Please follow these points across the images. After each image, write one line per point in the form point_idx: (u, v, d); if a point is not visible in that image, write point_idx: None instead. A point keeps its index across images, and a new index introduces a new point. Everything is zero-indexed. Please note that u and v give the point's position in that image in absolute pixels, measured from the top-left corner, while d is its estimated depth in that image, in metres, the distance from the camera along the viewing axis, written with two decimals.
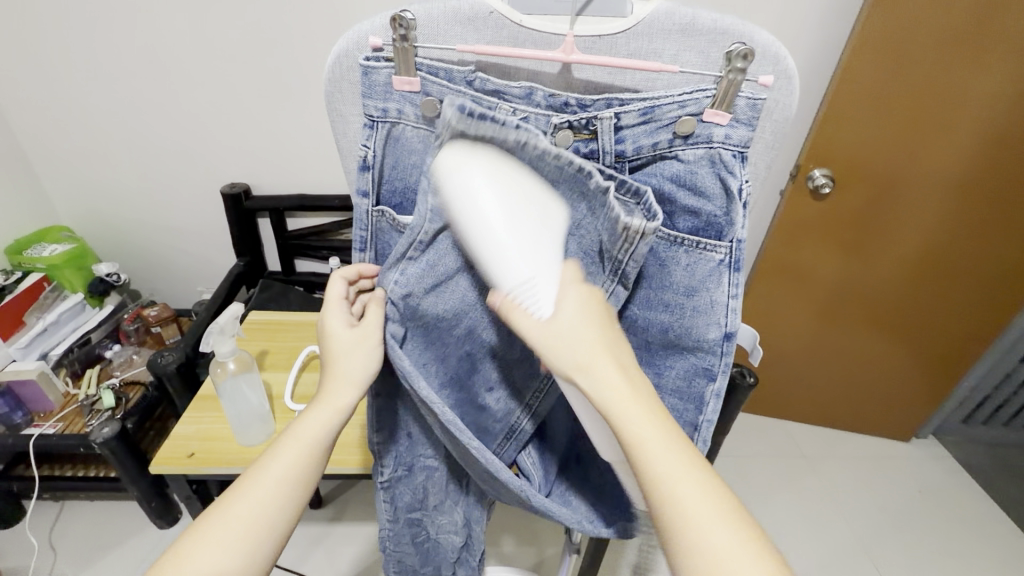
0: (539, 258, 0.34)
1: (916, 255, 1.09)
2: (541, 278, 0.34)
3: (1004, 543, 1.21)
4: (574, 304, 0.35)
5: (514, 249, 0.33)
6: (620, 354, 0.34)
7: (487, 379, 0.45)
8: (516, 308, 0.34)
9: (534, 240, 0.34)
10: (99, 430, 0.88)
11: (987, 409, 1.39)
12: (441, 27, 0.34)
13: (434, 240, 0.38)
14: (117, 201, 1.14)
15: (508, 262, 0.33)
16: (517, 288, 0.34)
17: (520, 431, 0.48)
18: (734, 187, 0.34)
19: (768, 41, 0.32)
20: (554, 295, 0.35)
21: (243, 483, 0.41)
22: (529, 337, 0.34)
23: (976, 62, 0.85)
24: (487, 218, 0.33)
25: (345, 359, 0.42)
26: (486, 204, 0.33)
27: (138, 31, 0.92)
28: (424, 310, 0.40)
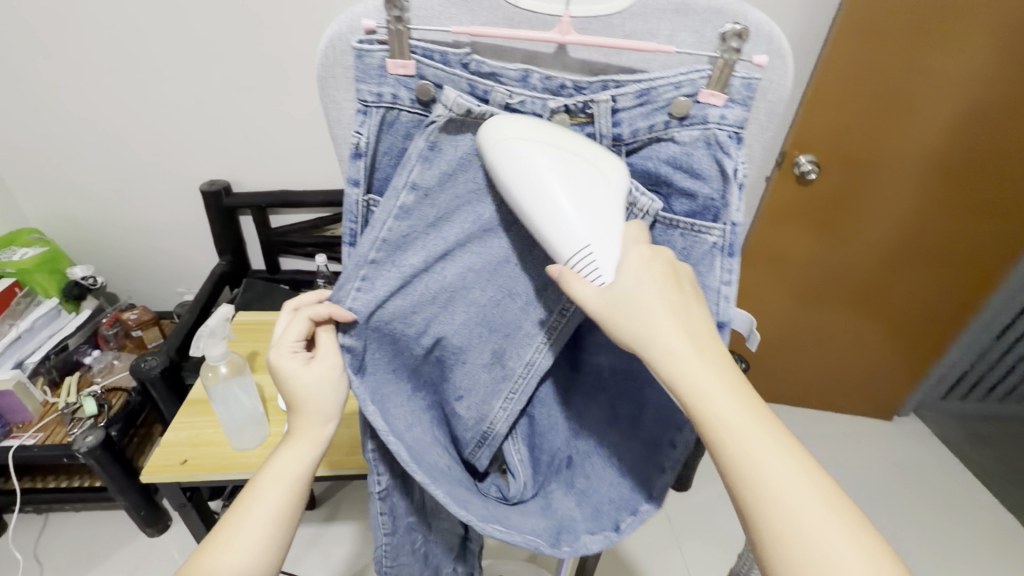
0: (597, 223, 0.33)
1: (887, 242, 1.12)
2: (597, 242, 0.33)
3: (977, 512, 1.27)
4: (636, 263, 0.34)
5: (565, 211, 0.32)
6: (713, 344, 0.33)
7: (458, 387, 0.45)
8: (574, 277, 0.33)
9: (596, 203, 0.33)
10: (82, 439, 0.86)
11: (963, 384, 1.44)
12: (435, 9, 0.33)
13: (402, 239, 0.38)
14: (89, 201, 1.10)
15: (563, 227, 0.32)
16: (574, 255, 0.33)
17: (493, 438, 0.46)
18: (730, 168, 0.34)
19: (760, 20, 0.32)
20: (614, 261, 0.33)
21: (229, 521, 0.42)
22: (589, 307, 0.33)
23: (952, 45, 0.87)
24: (540, 179, 0.32)
25: (314, 393, 0.43)
26: (535, 168, 0.32)
27: (105, 24, 0.88)
28: (386, 320, 0.39)
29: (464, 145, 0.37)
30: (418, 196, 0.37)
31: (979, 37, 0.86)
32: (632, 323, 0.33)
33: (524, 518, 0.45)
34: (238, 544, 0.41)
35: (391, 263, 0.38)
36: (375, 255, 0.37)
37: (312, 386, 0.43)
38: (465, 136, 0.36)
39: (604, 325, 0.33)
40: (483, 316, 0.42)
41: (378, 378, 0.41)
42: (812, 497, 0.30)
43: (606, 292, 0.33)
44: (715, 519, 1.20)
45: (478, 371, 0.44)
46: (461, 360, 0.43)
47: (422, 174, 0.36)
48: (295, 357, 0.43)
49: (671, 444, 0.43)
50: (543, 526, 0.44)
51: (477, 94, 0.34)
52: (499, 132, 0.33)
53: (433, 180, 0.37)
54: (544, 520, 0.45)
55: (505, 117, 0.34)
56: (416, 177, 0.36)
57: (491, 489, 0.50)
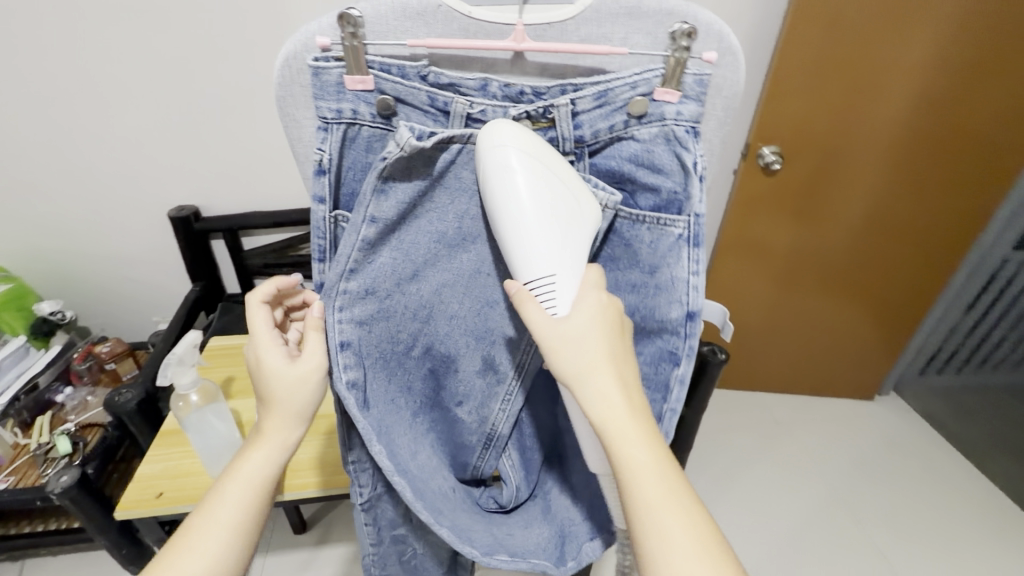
0: (565, 253, 0.35)
1: (867, 216, 1.15)
2: (561, 274, 0.35)
3: (961, 483, 1.30)
4: (592, 309, 0.35)
5: (540, 237, 0.34)
6: (622, 367, 0.35)
7: (455, 394, 0.45)
8: (530, 301, 0.34)
9: (568, 239, 0.35)
10: (57, 480, 0.82)
11: (939, 359, 1.49)
12: (390, 24, 0.33)
13: (366, 266, 0.37)
14: (53, 232, 1.07)
15: (530, 252, 0.34)
16: (535, 279, 0.35)
17: (497, 438, 0.47)
18: (690, 162, 0.35)
19: (709, 19, 0.33)
20: (573, 295, 0.35)
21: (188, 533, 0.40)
22: (538, 334, 0.34)
23: (902, 33, 0.91)
24: (519, 201, 0.33)
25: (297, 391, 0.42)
26: (524, 186, 0.33)
27: (62, 53, 0.86)
28: (376, 344, 0.40)
29: (413, 177, 0.36)
30: (378, 228, 0.36)
31: (925, 18, 0.89)
32: (572, 364, 0.34)
33: (528, 531, 0.48)
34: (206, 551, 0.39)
35: (368, 294, 0.38)
36: (354, 284, 0.37)
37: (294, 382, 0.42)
38: (416, 172, 0.36)
39: (548, 354, 0.34)
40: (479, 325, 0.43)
41: (381, 410, 0.40)
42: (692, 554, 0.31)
43: (558, 324, 0.34)
44: (711, 509, 1.21)
45: (473, 377, 0.45)
46: (452, 368, 0.44)
47: (380, 208, 0.35)
48: (275, 353, 0.43)
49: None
50: (545, 537, 0.48)
51: (437, 106, 0.35)
52: (495, 138, 0.33)
53: (387, 208, 0.36)
54: (537, 526, 0.49)
55: (513, 126, 0.34)
56: (374, 211, 0.35)
57: (484, 499, 0.51)
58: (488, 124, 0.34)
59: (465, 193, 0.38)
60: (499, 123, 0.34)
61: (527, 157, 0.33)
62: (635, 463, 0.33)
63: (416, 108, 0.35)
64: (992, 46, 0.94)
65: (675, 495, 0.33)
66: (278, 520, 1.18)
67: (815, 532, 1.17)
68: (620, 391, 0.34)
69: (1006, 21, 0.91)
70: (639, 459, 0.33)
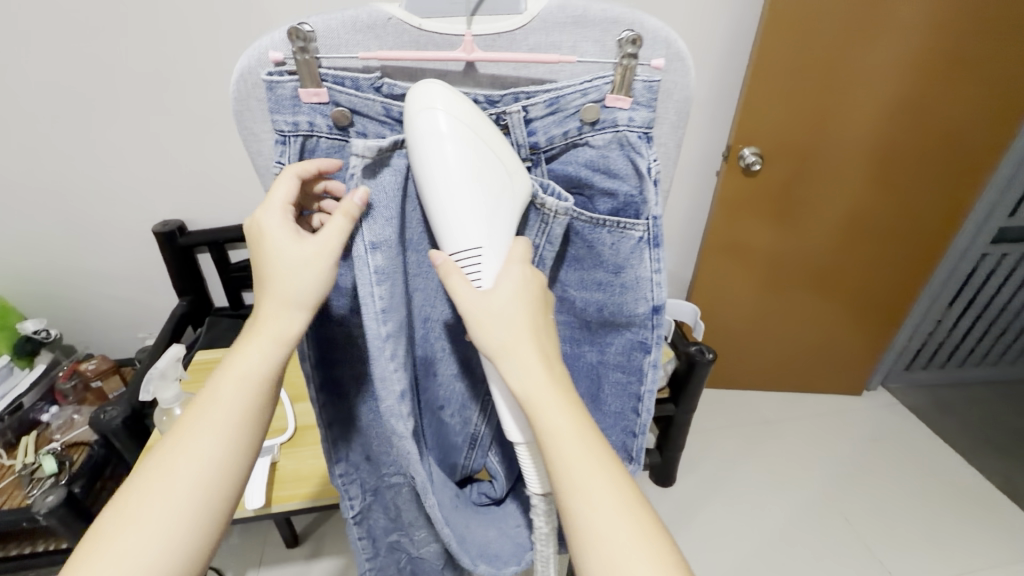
0: (492, 226, 0.35)
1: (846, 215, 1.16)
2: (489, 247, 0.35)
3: (952, 476, 1.31)
4: (516, 283, 0.35)
5: (471, 205, 0.34)
6: (543, 341, 0.36)
7: (437, 397, 0.48)
8: (456, 273, 0.35)
9: (498, 209, 0.34)
10: (43, 500, 0.81)
11: (924, 354, 1.52)
12: (342, 37, 0.34)
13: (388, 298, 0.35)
14: (35, 251, 1.06)
15: (458, 221, 0.34)
16: (461, 250, 0.35)
17: (480, 438, 0.51)
18: (644, 167, 0.36)
19: (656, 26, 0.34)
20: (498, 270, 0.35)
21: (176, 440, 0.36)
22: (464, 309, 0.35)
23: (874, 32, 0.92)
24: (448, 166, 0.33)
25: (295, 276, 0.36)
26: (452, 153, 0.33)
27: (37, 71, 0.86)
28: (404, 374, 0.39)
29: (387, 186, 0.35)
30: (385, 253, 0.35)
31: (895, 20, 0.91)
32: (496, 340, 0.35)
33: (510, 529, 0.52)
34: (202, 460, 0.36)
35: (396, 331, 0.36)
36: (389, 325, 0.35)
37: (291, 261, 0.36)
38: (385, 179, 0.35)
39: (471, 329, 0.35)
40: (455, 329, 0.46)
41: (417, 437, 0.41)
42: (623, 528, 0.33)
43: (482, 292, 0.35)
44: (703, 508, 1.21)
45: (452, 381, 0.47)
46: (432, 372, 0.46)
47: (377, 231, 0.35)
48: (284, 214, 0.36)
49: (635, 411, 0.44)
50: (522, 535, 0.51)
51: (393, 117, 0.36)
52: (424, 100, 0.33)
53: (387, 230, 0.35)
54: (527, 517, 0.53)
55: (443, 90, 0.34)
56: (373, 236, 0.35)
57: (477, 496, 0.54)
58: (414, 86, 0.34)
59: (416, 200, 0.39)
60: (427, 85, 0.34)
61: (457, 121, 0.33)
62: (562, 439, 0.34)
63: (372, 119, 0.36)
64: (962, 45, 0.95)
65: (604, 475, 0.34)
66: (270, 535, 1.17)
67: (806, 528, 1.18)
68: (542, 363, 0.35)
69: (976, 20, 0.93)
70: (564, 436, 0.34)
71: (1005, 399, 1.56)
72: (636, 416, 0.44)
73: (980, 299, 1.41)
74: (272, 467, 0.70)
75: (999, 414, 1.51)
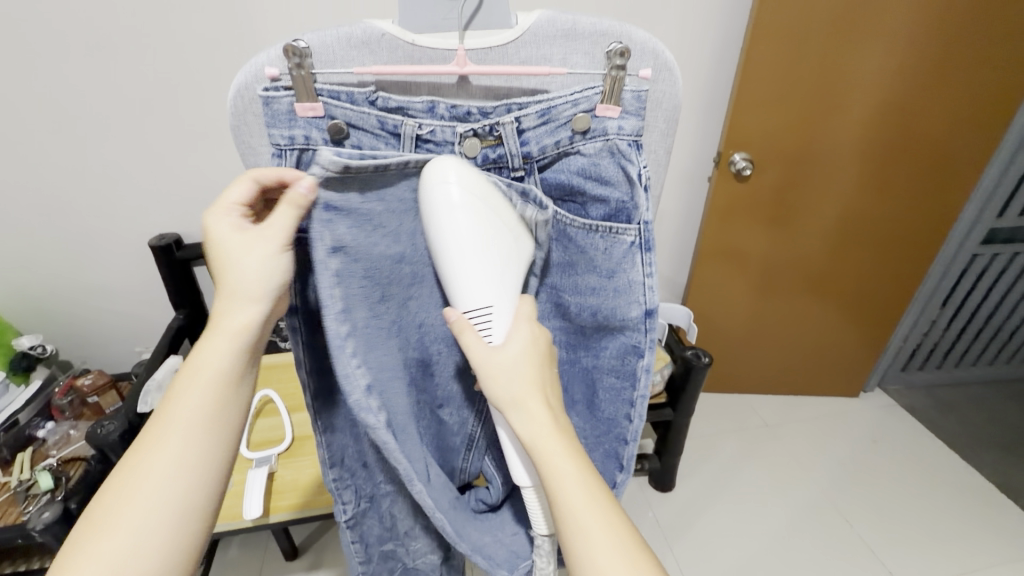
0: (501, 287, 0.37)
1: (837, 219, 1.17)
2: (498, 306, 0.37)
3: (951, 475, 1.32)
4: (519, 347, 0.37)
5: (481, 269, 0.36)
6: (548, 394, 0.37)
7: (436, 397, 0.48)
8: (469, 329, 0.36)
9: (502, 269, 0.37)
10: (38, 517, 0.81)
11: (918, 355, 1.53)
12: (337, 52, 0.35)
13: (351, 300, 0.36)
14: (32, 267, 1.06)
15: (469, 283, 0.36)
16: (473, 310, 0.37)
17: (477, 439, 0.53)
18: (634, 173, 0.37)
19: (644, 38, 0.36)
20: (507, 325, 0.38)
21: (144, 442, 0.36)
22: (476, 363, 0.36)
23: (859, 39, 0.94)
24: (462, 235, 0.35)
25: (245, 264, 0.37)
26: (465, 222, 0.35)
27: (34, 87, 0.86)
28: (386, 372, 0.39)
29: (354, 198, 0.35)
30: (343, 256, 0.35)
31: (878, 28, 0.93)
32: (507, 394, 0.36)
33: (510, 533, 0.51)
34: (180, 451, 0.36)
35: (362, 329, 0.36)
36: (350, 324, 0.36)
37: (240, 249, 0.37)
38: (352, 194, 0.35)
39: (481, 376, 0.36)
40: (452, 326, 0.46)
41: (406, 436, 0.40)
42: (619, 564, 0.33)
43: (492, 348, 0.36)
44: (706, 513, 1.21)
45: (448, 381, 0.48)
46: (431, 373, 0.47)
47: (339, 235, 0.35)
48: (228, 212, 0.39)
49: (627, 418, 0.44)
50: (521, 539, 0.50)
51: (388, 129, 0.36)
52: (439, 173, 0.34)
53: (348, 236, 0.35)
54: (526, 527, 0.52)
55: (454, 160, 0.36)
56: (334, 239, 0.34)
57: (474, 502, 0.53)
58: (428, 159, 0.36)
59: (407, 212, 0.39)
60: (441, 158, 0.36)
61: (469, 192, 0.35)
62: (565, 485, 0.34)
63: (367, 132, 0.36)
64: (946, 50, 0.97)
65: (595, 499, 0.35)
66: (269, 548, 1.16)
67: (808, 530, 1.18)
68: (548, 414, 0.36)
69: (959, 25, 0.95)
70: (571, 492, 0.34)
71: (1002, 398, 1.57)
72: (628, 422, 0.44)
73: (973, 299, 1.42)
74: (271, 478, 0.70)
75: (996, 414, 1.52)
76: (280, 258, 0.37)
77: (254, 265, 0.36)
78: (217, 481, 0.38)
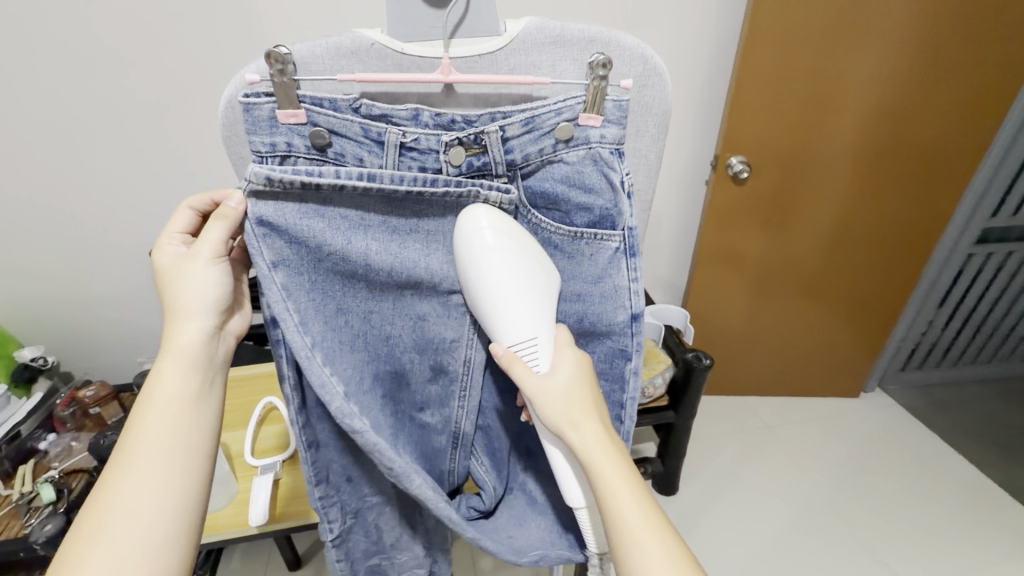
0: (542, 319, 0.40)
1: (836, 220, 1.17)
2: (542, 337, 0.40)
3: (956, 474, 1.31)
4: (567, 369, 0.40)
5: (521, 307, 0.39)
6: (600, 412, 0.41)
7: (416, 401, 0.49)
8: (518, 361, 0.40)
9: (539, 302, 0.40)
10: (41, 529, 0.81)
11: (919, 354, 1.52)
12: (321, 59, 0.35)
13: (305, 316, 0.39)
14: (33, 279, 1.07)
15: (513, 320, 0.39)
16: (519, 343, 0.40)
17: (463, 436, 0.52)
18: (617, 180, 0.39)
19: (633, 44, 0.37)
20: (552, 355, 0.40)
21: (112, 476, 0.40)
22: (530, 390, 0.39)
23: (851, 44, 0.94)
24: (501, 275, 0.38)
25: (187, 282, 0.45)
26: (501, 263, 0.38)
27: (33, 100, 0.87)
28: (347, 382, 0.42)
29: (289, 213, 0.37)
30: (287, 269, 0.38)
31: (868, 32, 0.94)
32: (564, 415, 0.39)
33: (526, 530, 0.53)
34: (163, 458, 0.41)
35: (316, 343, 0.40)
36: (312, 337, 0.39)
37: (179, 269, 0.45)
38: (286, 205, 0.37)
39: (536, 402, 0.40)
40: (423, 334, 0.46)
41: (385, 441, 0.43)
42: (665, 562, 0.38)
43: (543, 373, 0.39)
44: (708, 516, 1.20)
45: (427, 387, 0.48)
46: (404, 383, 0.47)
47: (279, 251, 0.38)
48: (171, 240, 0.47)
49: (619, 420, 0.46)
50: (544, 529, 0.54)
51: (371, 137, 0.37)
52: (472, 220, 0.38)
53: (288, 250, 0.38)
54: (521, 527, 0.54)
55: (487, 206, 0.39)
56: (275, 255, 0.38)
57: (466, 510, 0.54)
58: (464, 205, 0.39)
59: (358, 230, 0.39)
60: (473, 204, 0.39)
61: (501, 233, 0.38)
62: (616, 493, 0.39)
63: (350, 139, 0.37)
64: (939, 50, 0.97)
65: (637, 499, 0.39)
66: (271, 557, 1.15)
67: (812, 532, 1.17)
68: (602, 432, 0.40)
69: (952, 27, 0.95)
70: (626, 506, 0.39)
71: (1006, 398, 1.56)
72: (620, 423, 0.46)
73: (971, 298, 1.42)
74: (276, 484, 0.70)
75: (1002, 414, 1.50)
76: (214, 270, 0.46)
77: (195, 281, 0.45)
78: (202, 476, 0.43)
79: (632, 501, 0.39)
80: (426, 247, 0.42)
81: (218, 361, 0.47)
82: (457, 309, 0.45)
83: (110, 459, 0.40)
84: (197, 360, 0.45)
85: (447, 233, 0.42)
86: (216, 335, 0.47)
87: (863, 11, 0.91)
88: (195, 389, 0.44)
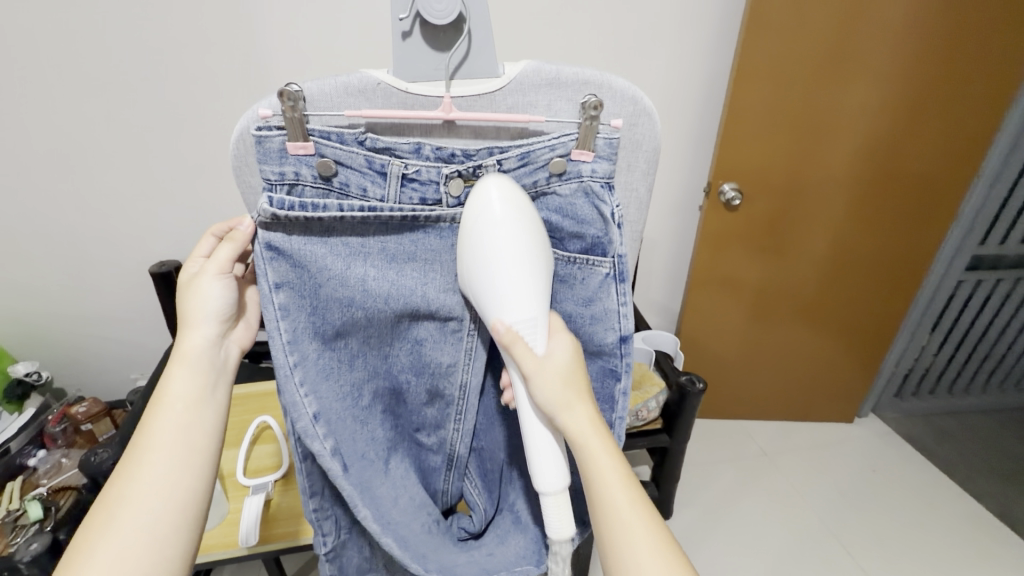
0: (543, 300, 0.40)
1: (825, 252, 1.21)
2: (541, 317, 0.40)
3: (948, 500, 1.32)
4: (562, 349, 0.42)
5: (525, 285, 0.39)
6: (591, 401, 0.42)
7: (411, 421, 0.50)
8: (519, 339, 0.39)
9: (540, 283, 0.40)
10: (26, 548, 0.77)
11: (913, 381, 1.54)
12: (330, 96, 0.38)
13: (297, 335, 0.41)
14: (31, 295, 1.08)
15: (517, 298, 0.39)
16: (520, 321, 0.39)
17: (457, 458, 0.53)
18: (607, 212, 0.41)
19: (623, 86, 0.39)
20: (546, 336, 0.41)
21: (119, 478, 0.40)
22: (526, 368, 0.39)
23: (838, 80, 0.98)
24: (506, 248, 0.38)
25: (198, 297, 0.47)
26: (505, 236, 0.38)
27: (43, 121, 0.90)
28: (332, 406, 0.43)
29: (295, 240, 0.39)
30: (288, 291, 0.40)
31: (856, 69, 0.98)
32: (555, 395, 0.40)
33: (506, 546, 0.54)
34: (165, 461, 0.41)
35: (304, 362, 0.41)
36: (299, 355, 0.41)
37: (191, 285, 0.47)
38: (293, 234, 0.39)
39: (530, 374, 0.40)
40: (422, 356, 0.47)
41: (359, 467, 0.44)
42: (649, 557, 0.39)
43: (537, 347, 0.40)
44: (704, 543, 1.19)
45: (423, 409, 0.50)
46: (401, 403, 0.49)
47: (282, 272, 0.40)
48: (193, 262, 0.50)
49: None
50: (522, 546, 0.54)
51: (375, 168, 0.39)
52: (481, 192, 0.38)
53: (291, 273, 0.40)
54: (502, 544, 0.54)
55: (495, 177, 0.39)
56: (278, 276, 0.40)
57: (456, 530, 0.56)
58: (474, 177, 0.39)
59: (358, 257, 0.41)
60: (481, 177, 0.40)
61: (508, 205, 0.38)
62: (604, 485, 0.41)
63: (355, 170, 0.39)
64: (921, 86, 1.01)
65: (627, 491, 0.41)
66: None
67: (806, 558, 1.17)
68: (592, 419, 0.41)
69: (934, 68, 1.00)
70: (610, 482, 0.40)
71: (998, 424, 1.57)
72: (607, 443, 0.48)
73: (962, 325, 1.44)
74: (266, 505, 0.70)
75: (995, 441, 1.52)
76: (219, 285, 0.48)
77: (205, 298, 0.47)
78: (204, 479, 0.43)
79: (624, 497, 0.40)
80: (423, 276, 0.43)
81: (221, 370, 0.48)
82: (454, 334, 0.47)
83: (122, 457, 0.41)
84: (200, 366, 0.46)
85: (445, 262, 0.43)
86: (219, 344, 0.48)
87: (845, 51, 0.96)
88: (198, 394, 0.45)
